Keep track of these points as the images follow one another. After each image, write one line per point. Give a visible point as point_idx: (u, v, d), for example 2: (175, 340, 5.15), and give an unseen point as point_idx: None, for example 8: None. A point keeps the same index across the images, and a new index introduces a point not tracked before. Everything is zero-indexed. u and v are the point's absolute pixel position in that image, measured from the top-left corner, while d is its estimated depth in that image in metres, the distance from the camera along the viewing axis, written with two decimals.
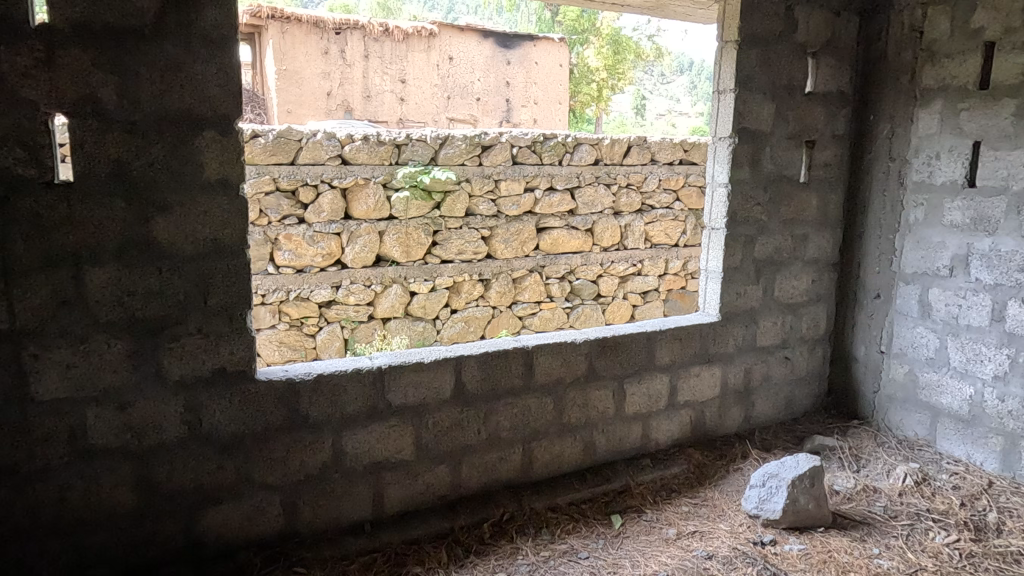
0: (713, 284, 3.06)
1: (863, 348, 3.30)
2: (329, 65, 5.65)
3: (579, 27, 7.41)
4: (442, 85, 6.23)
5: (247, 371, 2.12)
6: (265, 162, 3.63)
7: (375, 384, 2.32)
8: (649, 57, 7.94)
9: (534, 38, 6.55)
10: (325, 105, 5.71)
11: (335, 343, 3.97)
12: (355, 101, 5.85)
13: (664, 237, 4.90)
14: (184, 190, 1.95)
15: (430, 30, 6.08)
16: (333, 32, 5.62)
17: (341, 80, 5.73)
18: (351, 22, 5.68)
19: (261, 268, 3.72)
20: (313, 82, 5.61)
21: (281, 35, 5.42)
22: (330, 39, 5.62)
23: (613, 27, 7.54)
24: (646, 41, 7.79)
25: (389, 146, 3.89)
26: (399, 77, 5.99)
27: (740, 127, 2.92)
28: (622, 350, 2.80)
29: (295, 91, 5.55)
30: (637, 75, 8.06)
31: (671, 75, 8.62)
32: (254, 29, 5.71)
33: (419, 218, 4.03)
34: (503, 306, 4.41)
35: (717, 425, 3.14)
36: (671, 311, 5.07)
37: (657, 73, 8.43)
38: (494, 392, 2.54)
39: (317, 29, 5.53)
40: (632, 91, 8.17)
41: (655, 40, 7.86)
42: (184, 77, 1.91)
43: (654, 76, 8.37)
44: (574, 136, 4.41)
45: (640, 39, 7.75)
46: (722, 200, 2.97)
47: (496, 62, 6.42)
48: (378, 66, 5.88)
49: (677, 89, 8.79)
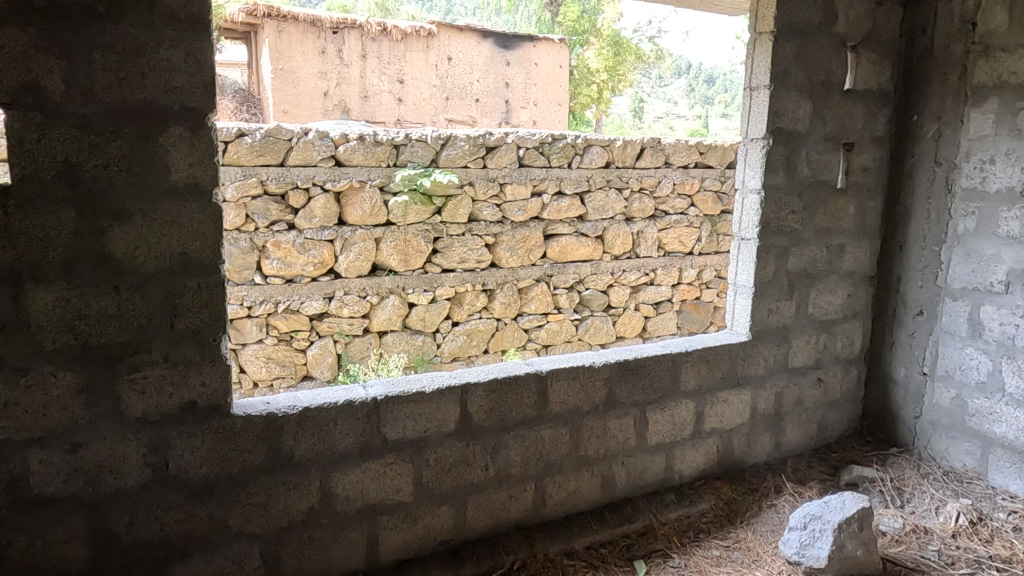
0: (742, 299, 2.78)
1: (904, 369, 3.03)
2: (326, 65, 5.38)
3: (579, 27, 7.13)
4: (440, 86, 5.95)
5: (222, 405, 1.84)
6: (252, 163, 3.35)
7: (370, 416, 2.04)
8: (649, 59, 7.72)
9: (534, 38, 6.25)
10: (322, 106, 5.42)
11: (326, 358, 3.68)
12: (353, 102, 5.57)
13: (678, 245, 4.62)
14: (146, 196, 1.66)
15: (428, 29, 5.79)
16: (331, 31, 5.34)
17: (338, 79, 5.45)
18: (348, 21, 5.40)
19: (247, 278, 3.43)
20: (309, 82, 5.34)
21: (277, 34, 5.16)
22: (327, 38, 5.35)
23: (614, 28, 7.36)
24: (646, 43, 7.59)
25: (386, 146, 3.61)
26: (397, 77, 5.71)
27: (775, 127, 2.65)
28: (644, 375, 2.52)
29: (291, 91, 5.28)
30: (638, 78, 7.69)
31: (671, 77, 8.01)
32: (250, 28, 5.45)
33: (419, 224, 3.74)
34: (507, 318, 4.13)
35: (746, 454, 2.86)
36: (684, 323, 4.80)
37: (655, 76, 7.89)
38: (503, 424, 2.26)
39: (314, 28, 5.26)
40: (631, 92, 7.68)
41: (655, 42, 7.66)
42: (146, 62, 1.62)
43: (653, 78, 7.86)
44: (584, 137, 4.13)
45: (641, 41, 7.59)
46: (754, 208, 2.70)
47: (495, 63, 6.14)
48: (376, 66, 5.60)
49: (674, 92, 8.09)
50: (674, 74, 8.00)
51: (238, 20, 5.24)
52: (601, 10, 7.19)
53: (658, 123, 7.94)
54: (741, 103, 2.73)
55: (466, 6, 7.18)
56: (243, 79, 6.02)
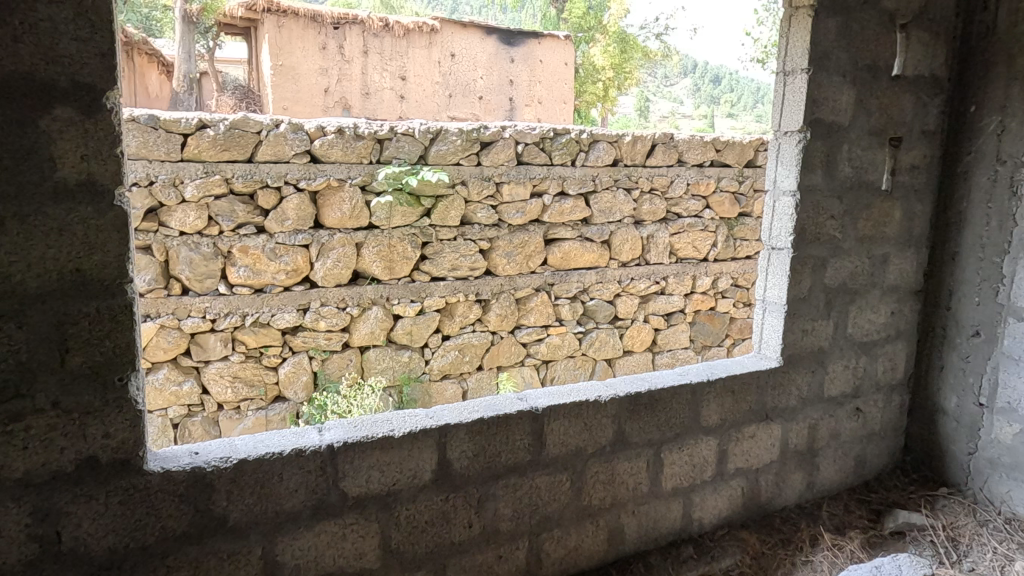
0: (772, 319, 2.40)
1: (955, 399, 2.62)
2: (326, 61, 5.01)
3: (585, 24, 6.96)
4: (443, 82, 5.55)
5: (133, 459, 1.46)
6: (215, 158, 2.98)
7: (325, 468, 1.67)
8: (656, 57, 7.49)
9: (539, 35, 5.89)
10: (322, 103, 5.05)
11: (301, 378, 3.29)
12: (354, 98, 5.20)
13: (692, 251, 4.23)
14: (23, 196, 1.28)
15: (431, 25, 5.40)
16: (332, 27, 5.00)
17: (339, 76, 5.08)
18: (350, 16, 5.06)
19: (211, 288, 3.06)
20: (310, 79, 4.98)
21: (277, 29, 4.84)
22: (328, 34, 5.00)
23: (620, 25, 7.12)
24: (653, 40, 7.38)
25: (369, 141, 3.23)
26: (399, 74, 5.32)
27: (813, 118, 2.26)
28: (659, 410, 2.15)
29: (291, 88, 4.95)
30: (643, 75, 7.47)
31: (678, 76, 7.60)
32: (251, 24, 5.26)
33: (405, 228, 3.38)
34: (504, 331, 3.74)
35: (774, 496, 2.48)
36: (698, 336, 4.39)
37: (662, 74, 7.57)
38: (490, 472, 1.89)
39: (315, 23, 4.93)
40: (636, 92, 7.35)
41: (662, 39, 7.44)
42: (19, 24, 1.24)
43: (658, 78, 7.51)
44: (589, 132, 3.75)
45: (646, 39, 7.35)
46: (789, 213, 2.31)
47: (499, 60, 5.73)
48: (378, 63, 5.21)
49: (681, 91, 7.46)
50: (682, 73, 7.59)
51: (240, 15, 5.01)
52: (607, 6, 7.01)
53: (662, 121, 7.27)
54: (772, 90, 2.35)
55: (472, 4, 6.71)
56: (245, 77, 5.85)
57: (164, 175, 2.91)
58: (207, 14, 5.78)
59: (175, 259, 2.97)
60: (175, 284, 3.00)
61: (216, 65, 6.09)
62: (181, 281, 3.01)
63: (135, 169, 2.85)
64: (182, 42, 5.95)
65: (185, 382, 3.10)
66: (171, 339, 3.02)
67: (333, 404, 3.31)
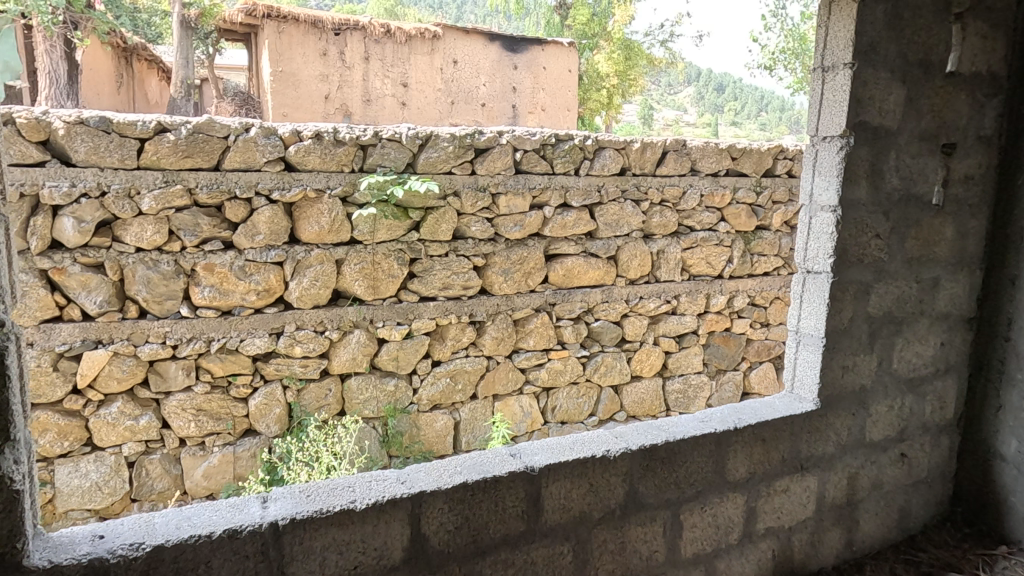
0: (808, 354, 2.07)
1: (1015, 443, 2.25)
2: (327, 67, 4.70)
3: (590, 30, 6.85)
4: (446, 89, 5.23)
5: (8, 554, 1.13)
6: (177, 166, 2.67)
7: (267, 552, 1.34)
8: (660, 64, 7.40)
9: (541, 41, 5.54)
10: (322, 110, 4.74)
11: (273, 410, 2.96)
12: (354, 105, 4.88)
13: (706, 267, 3.88)
14: None
15: (433, 31, 5.09)
16: (333, 32, 4.68)
17: (340, 83, 4.77)
18: (351, 21, 4.77)
19: (172, 311, 2.73)
20: (310, 86, 4.68)
21: (278, 35, 4.52)
22: (329, 40, 4.68)
23: (625, 31, 7.00)
24: (658, 47, 7.26)
25: (350, 147, 2.93)
26: (400, 81, 5.01)
27: (858, 121, 1.93)
28: (678, 465, 1.82)
29: (291, 94, 4.65)
30: (649, 81, 7.57)
31: (681, 84, 7.75)
32: (249, 29, 4.99)
33: (390, 242, 3.07)
34: (500, 356, 3.39)
35: (810, 558, 2.14)
36: (712, 359, 4.01)
37: (664, 81, 7.69)
38: (476, 547, 1.56)
39: (315, 28, 4.62)
40: (641, 99, 7.40)
41: (667, 45, 7.33)
42: None
43: (662, 86, 7.69)
44: (595, 138, 3.43)
45: (651, 45, 7.28)
46: (828, 231, 1.99)
47: (502, 68, 5.40)
48: (379, 70, 4.91)
49: (683, 99, 7.78)
50: (684, 81, 7.77)
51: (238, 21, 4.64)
52: (611, 13, 6.85)
53: (665, 129, 7.10)
54: (809, 90, 2.03)
55: (475, 12, 6.40)
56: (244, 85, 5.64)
57: (119, 184, 2.59)
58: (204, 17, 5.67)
59: (131, 278, 2.65)
60: (131, 307, 2.67)
61: (213, 70, 6.46)
62: (138, 303, 2.68)
63: (85, 178, 2.54)
64: (178, 45, 5.79)
65: (143, 415, 2.74)
66: (126, 368, 2.68)
67: (301, 450, 2.95)
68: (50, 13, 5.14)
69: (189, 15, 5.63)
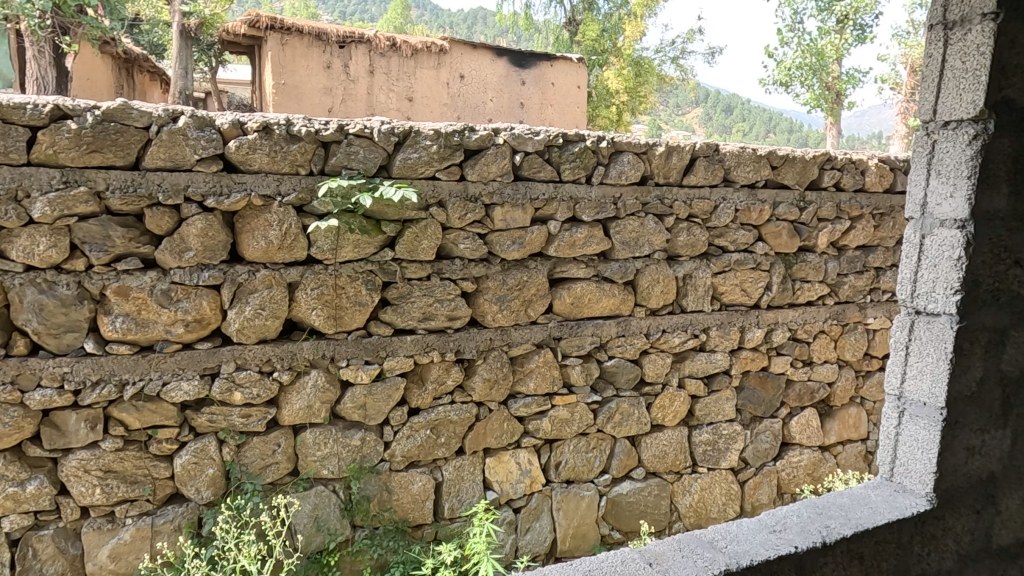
0: (918, 429, 1.47)
1: None
2: (332, 81, 4.16)
3: (599, 47, 6.45)
4: (452, 104, 4.65)
5: None
6: (82, 163, 2.10)
7: None
8: (672, 82, 7.00)
9: (551, 56, 4.92)
10: None
11: (205, 472, 2.34)
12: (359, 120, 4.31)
13: (740, 295, 3.28)
14: None
15: (439, 43, 4.51)
16: (337, 45, 4.15)
17: (345, 96, 4.22)
18: (357, 33, 4.22)
19: (73, 346, 2.15)
20: (310, 101, 4.12)
21: (280, 46, 3.99)
22: (334, 52, 4.14)
23: (636, 48, 6.55)
24: (668, 65, 6.87)
25: (308, 144, 2.36)
26: (405, 96, 4.45)
27: (995, 101, 1.34)
28: None
29: (291, 109, 4.09)
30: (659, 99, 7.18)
31: (688, 106, 7.68)
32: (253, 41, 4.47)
33: (358, 262, 2.49)
34: (493, 403, 2.79)
35: None
36: (747, 405, 3.39)
37: (672, 103, 7.56)
38: None
39: (320, 40, 4.08)
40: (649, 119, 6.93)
41: (680, 62, 6.93)
42: None
43: (670, 106, 7.58)
44: (611, 139, 2.84)
45: (662, 62, 6.83)
46: (951, 256, 1.40)
47: (510, 83, 4.82)
48: (384, 84, 4.35)
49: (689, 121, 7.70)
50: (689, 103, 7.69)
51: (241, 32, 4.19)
52: (620, 30, 6.48)
53: None
54: (923, 58, 1.44)
55: None
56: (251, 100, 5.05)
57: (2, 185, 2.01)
58: (205, 26, 5.31)
59: (18, 305, 2.07)
60: (18, 341, 2.09)
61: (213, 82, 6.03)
62: (28, 336, 2.10)
63: None
64: (178, 56, 5.19)
65: (32, 480, 2.14)
66: (8, 421, 2.08)
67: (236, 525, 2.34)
68: (39, 17, 4.43)
69: (188, 23, 5.08)
